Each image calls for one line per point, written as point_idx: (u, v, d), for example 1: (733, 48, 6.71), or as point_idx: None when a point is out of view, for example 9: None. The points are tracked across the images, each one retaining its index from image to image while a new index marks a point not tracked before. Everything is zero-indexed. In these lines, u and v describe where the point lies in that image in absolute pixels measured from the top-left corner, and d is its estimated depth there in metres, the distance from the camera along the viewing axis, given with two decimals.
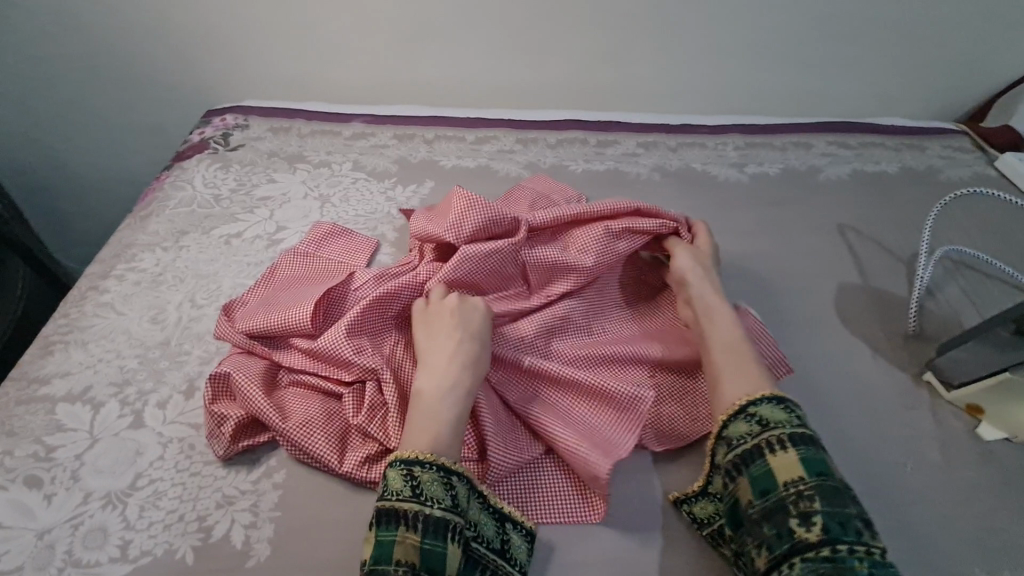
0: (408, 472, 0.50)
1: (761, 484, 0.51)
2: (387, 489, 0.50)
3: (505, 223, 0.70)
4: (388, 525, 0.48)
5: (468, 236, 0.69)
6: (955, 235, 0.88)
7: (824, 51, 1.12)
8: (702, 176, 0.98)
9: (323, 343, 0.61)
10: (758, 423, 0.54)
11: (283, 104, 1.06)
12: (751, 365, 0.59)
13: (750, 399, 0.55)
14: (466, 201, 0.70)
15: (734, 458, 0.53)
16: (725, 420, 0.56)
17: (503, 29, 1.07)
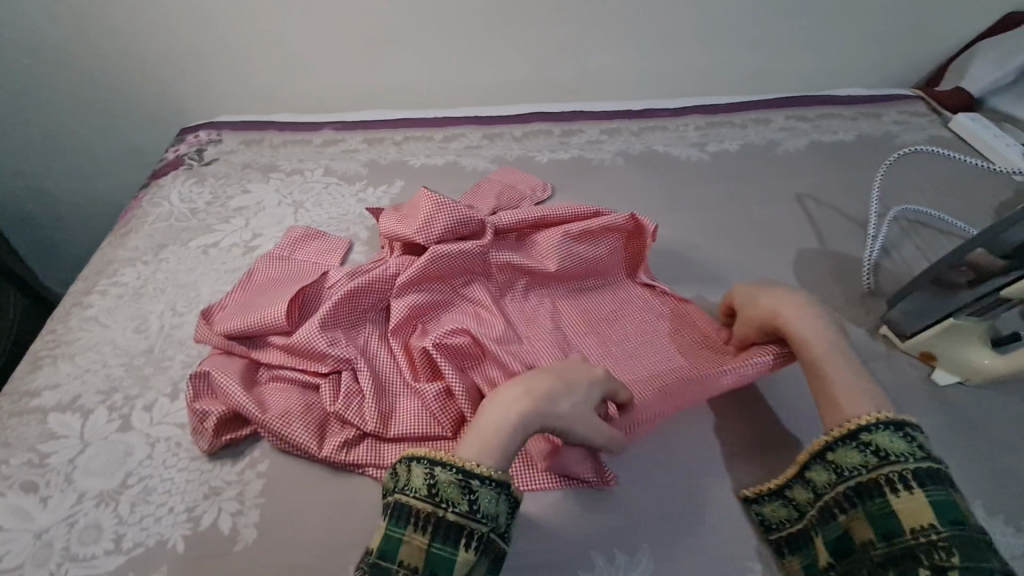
0: (427, 469, 0.46)
1: (883, 526, 0.47)
2: (403, 481, 0.47)
3: (473, 225, 0.73)
4: (397, 520, 0.45)
5: (437, 238, 0.71)
6: (910, 196, 0.91)
7: (778, 28, 1.15)
8: (664, 158, 1.01)
9: (299, 337, 0.64)
10: (874, 455, 0.49)
11: (255, 118, 1.09)
12: (847, 386, 0.55)
13: (864, 425, 0.51)
14: (435, 204, 0.72)
15: (849, 489, 0.50)
16: (832, 444, 0.52)
17: (463, 29, 1.10)
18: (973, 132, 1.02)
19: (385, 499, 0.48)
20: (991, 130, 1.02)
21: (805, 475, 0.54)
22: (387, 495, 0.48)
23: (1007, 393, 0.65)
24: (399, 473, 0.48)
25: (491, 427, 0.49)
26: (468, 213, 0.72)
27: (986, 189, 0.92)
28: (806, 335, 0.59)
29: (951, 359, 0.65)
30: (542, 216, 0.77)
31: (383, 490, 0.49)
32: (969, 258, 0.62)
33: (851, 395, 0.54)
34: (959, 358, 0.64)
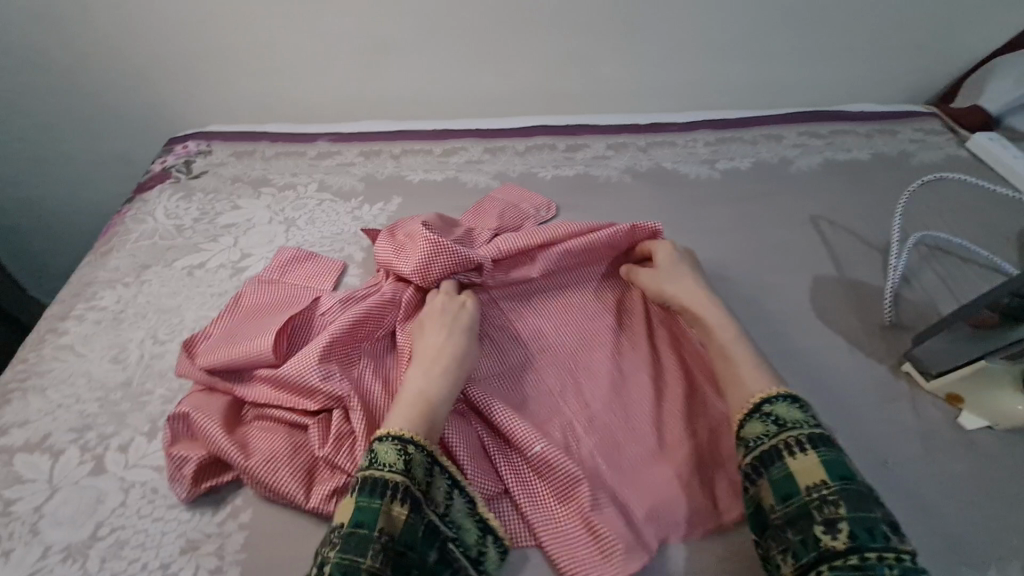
0: (399, 446, 0.50)
1: (782, 488, 0.49)
2: (372, 459, 0.50)
3: (472, 263, 0.68)
4: (371, 492, 0.48)
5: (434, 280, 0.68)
6: (929, 220, 0.87)
7: (790, 41, 1.11)
8: (673, 176, 0.97)
9: (286, 373, 0.60)
10: (774, 423, 0.53)
11: (247, 128, 1.05)
12: (749, 362, 0.59)
13: (764, 398, 0.55)
14: (432, 245, 0.67)
15: (753, 459, 0.52)
16: (742, 419, 0.55)
17: (465, 37, 1.05)
18: (992, 153, 0.98)
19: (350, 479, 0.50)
20: (1011, 151, 0.99)
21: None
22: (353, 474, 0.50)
23: None
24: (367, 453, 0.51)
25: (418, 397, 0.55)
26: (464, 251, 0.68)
27: (1007, 214, 0.88)
28: (712, 320, 0.64)
29: (981, 403, 0.62)
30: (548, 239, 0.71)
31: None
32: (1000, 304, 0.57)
33: (750, 368, 0.58)
34: (989, 404, 0.61)
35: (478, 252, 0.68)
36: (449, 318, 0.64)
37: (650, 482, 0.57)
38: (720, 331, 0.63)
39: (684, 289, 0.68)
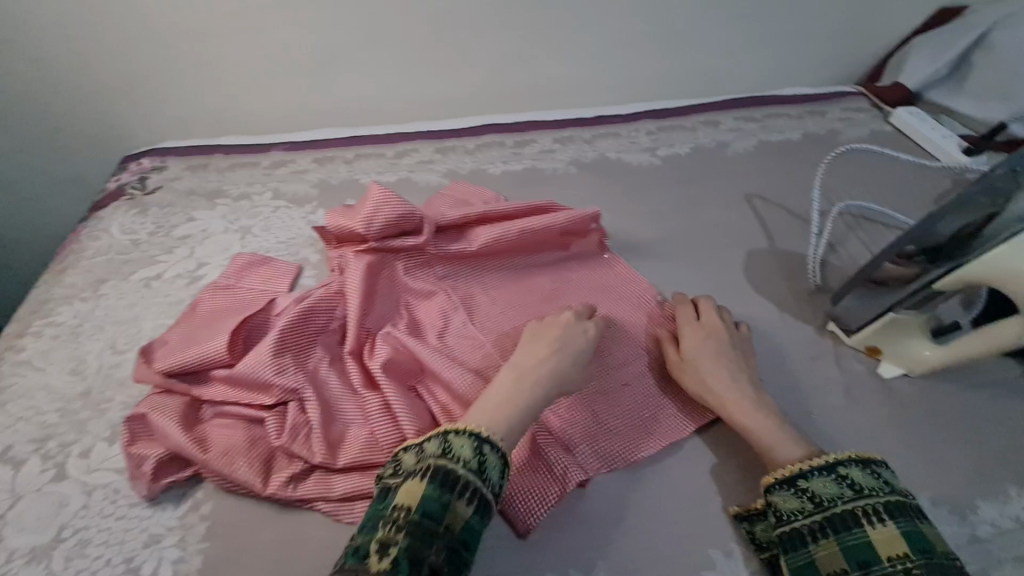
0: (476, 444, 0.52)
1: (860, 555, 0.47)
2: (447, 450, 0.51)
3: (415, 221, 0.74)
4: (442, 486, 0.49)
5: (379, 230, 0.72)
6: (853, 192, 0.93)
7: (722, 33, 1.17)
8: (616, 165, 1.01)
9: (242, 368, 0.62)
10: (851, 488, 0.51)
11: (200, 141, 1.06)
12: (760, 417, 0.59)
13: (802, 471, 0.53)
14: (382, 196, 0.73)
15: (821, 518, 0.50)
16: (809, 472, 0.53)
17: (409, 41, 1.08)
18: (913, 126, 1.05)
19: (417, 462, 0.51)
20: (929, 123, 1.05)
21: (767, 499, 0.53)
22: (419, 458, 0.51)
23: (952, 382, 0.66)
24: (439, 442, 0.52)
25: (503, 399, 0.57)
26: (409, 208, 0.73)
27: (925, 183, 0.95)
28: (715, 380, 0.63)
29: (892, 351, 0.66)
30: (483, 212, 0.79)
31: (406, 460, 0.52)
32: (883, 269, 0.63)
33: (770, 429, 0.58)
34: (900, 350, 0.65)
35: (424, 212, 0.75)
36: (566, 336, 0.66)
37: (598, 424, 0.64)
38: (721, 375, 0.63)
39: (709, 377, 0.64)
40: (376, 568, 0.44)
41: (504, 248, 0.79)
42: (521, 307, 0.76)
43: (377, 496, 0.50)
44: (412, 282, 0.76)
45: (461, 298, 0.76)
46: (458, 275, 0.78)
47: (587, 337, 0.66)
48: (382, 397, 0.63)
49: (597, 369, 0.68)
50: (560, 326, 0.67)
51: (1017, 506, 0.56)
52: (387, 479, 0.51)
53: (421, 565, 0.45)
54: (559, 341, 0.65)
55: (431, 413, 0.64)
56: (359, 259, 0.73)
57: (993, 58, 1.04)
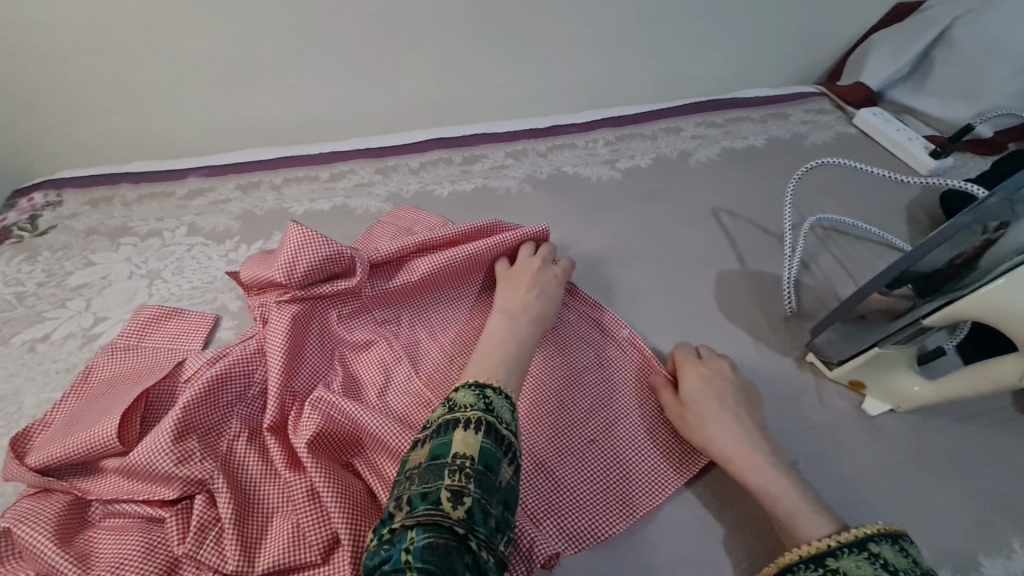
0: (511, 402, 0.50)
1: None
2: (490, 406, 0.48)
3: (345, 262, 0.64)
4: (494, 439, 0.45)
5: (302, 275, 0.63)
6: (822, 203, 0.88)
7: (679, 33, 1.11)
8: (574, 180, 0.94)
9: (134, 459, 0.52)
10: (884, 568, 0.43)
11: (104, 169, 0.93)
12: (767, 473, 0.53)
13: (828, 549, 0.46)
14: (303, 237, 0.63)
15: None
16: (837, 551, 0.46)
17: (339, 51, 0.98)
18: (878, 128, 1.01)
19: (461, 414, 0.46)
20: (894, 124, 1.01)
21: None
22: (463, 411, 0.47)
23: (941, 416, 0.61)
24: (478, 397, 0.48)
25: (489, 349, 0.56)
26: (336, 249, 0.64)
27: (894, 190, 0.91)
28: (717, 428, 0.57)
29: (875, 381, 0.60)
30: (423, 243, 0.70)
31: (444, 414, 0.47)
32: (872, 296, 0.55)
33: (763, 480, 0.53)
34: (884, 379, 0.59)
35: (355, 250, 0.65)
36: (540, 280, 0.66)
37: (567, 493, 0.56)
38: (722, 423, 0.57)
39: (717, 430, 0.57)
40: (453, 516, 0.40)
41: (449, 280, 0.71)
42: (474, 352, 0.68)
43: (420, 451, 0.45)
44: (347, 331, 0.67)
45: (403, 346, 0.67)
46: (401, 319, 0.69)
47: (558, 277, 0.68)
48: (308, 480, 0.53)
49: (564, 422, 0.61)
50: (531, 273, 0.67)
51: (1021, 560, 0.51)
52: (429, 435, 0.46)
53: (494, 515, 0.42)
54: (532, 288, 0.65)
55: (370, 491, 0.55)
56: (281, 310, 0.64)
57: (954, 56, 1.01)
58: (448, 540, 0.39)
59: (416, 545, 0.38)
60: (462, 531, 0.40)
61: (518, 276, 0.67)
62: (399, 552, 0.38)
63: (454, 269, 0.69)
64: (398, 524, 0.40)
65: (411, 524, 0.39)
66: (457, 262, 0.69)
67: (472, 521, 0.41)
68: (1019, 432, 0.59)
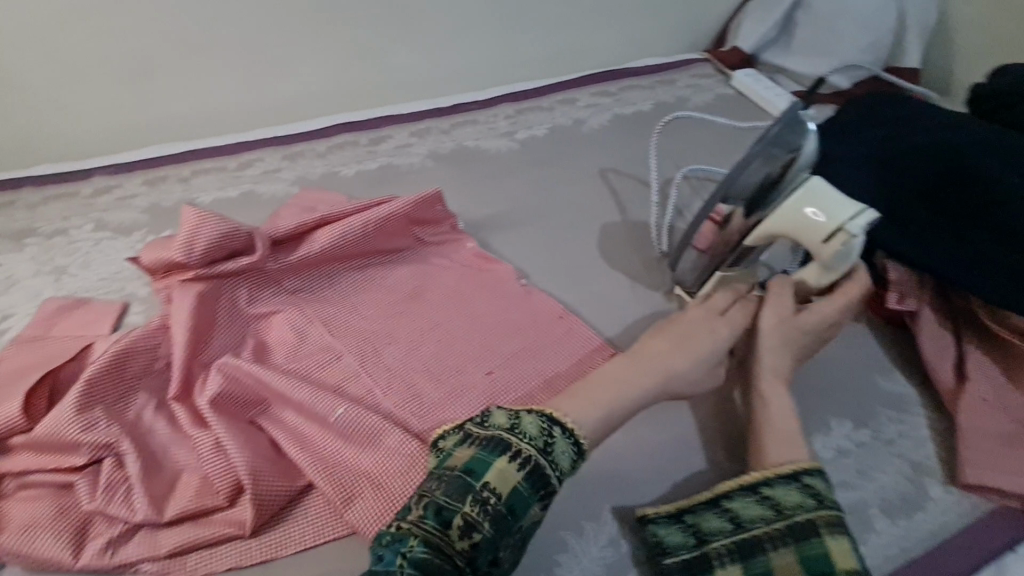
0: (574, 447, 0.52)
1: (816, 565, 0.47)
2: (549, 449, 0.51)
3: (242, 238, 0.68)
4: (531, 482, 0.48)
5: (202, 255, 0.66)
6: (697, 159, 0.97)
7: (569, 10, 1.18)
8: (474, 152, 0.99)
9: (41, 430, 0.55)
10: (814, 497, 0.51)
11: (5, 175, 0.93)
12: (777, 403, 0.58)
13: (765, 479, 0.53)
14: (197, 217, 0.66)
15: (783, 526, 0.50)
16: (773, 480, 0.52)
17: (235, 40, 1.00)
18: (750, 88, 1.10)
19: (517, 444, 0.49)
20: (765, 84, 1.11)
21: (726, 505, 0.53)
22: (522, 441, 0.50)
23: None
24: (543, 432, 0.51)
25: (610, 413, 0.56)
26: (232, 227, 0.67)
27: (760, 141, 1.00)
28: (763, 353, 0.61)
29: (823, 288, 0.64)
30: (321, 217, 0.75)
31: (506, 430, 0.50)
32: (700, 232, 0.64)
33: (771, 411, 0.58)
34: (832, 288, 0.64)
35: (250, 226, 0.69)
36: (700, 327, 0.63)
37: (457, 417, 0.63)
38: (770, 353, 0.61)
39: (768, 353, 0.61)
40: (456, 544, 0.45)
41: (351, 248, 0.75)
42: (378, 312, 0.73)
43: (463, 452, 0.49)
44: (255, 303, 0.70)
45: (312, 311, 0.71)
46: (310, 288, 0.73)
47: (716, 338, 0.62)
48: (212, 435, 0.57)
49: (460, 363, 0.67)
50: (691, 320, 0.63)
51: (837, 436, 0.60)
52: (479, 441, 0.50)
53: (499, 556, 0.46)
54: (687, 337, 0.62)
55: (274, 444, 0.60)
56: (183, 286, 0.66)
57: (812, 16, 1.11)
58: (441, 562, 0.44)
59: (412, 554, 0.44)
60: (459, 561, 0.45)
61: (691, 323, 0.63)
62: (395, 553, 0.44)
63: (352, 238, 0.74)
64: (407, 525, 0.46)
65: (415, 533, 0.45)
66: (355, 231, 0.74)
67: (472, 554, 0.45)
68: (845, 335, 0.70)
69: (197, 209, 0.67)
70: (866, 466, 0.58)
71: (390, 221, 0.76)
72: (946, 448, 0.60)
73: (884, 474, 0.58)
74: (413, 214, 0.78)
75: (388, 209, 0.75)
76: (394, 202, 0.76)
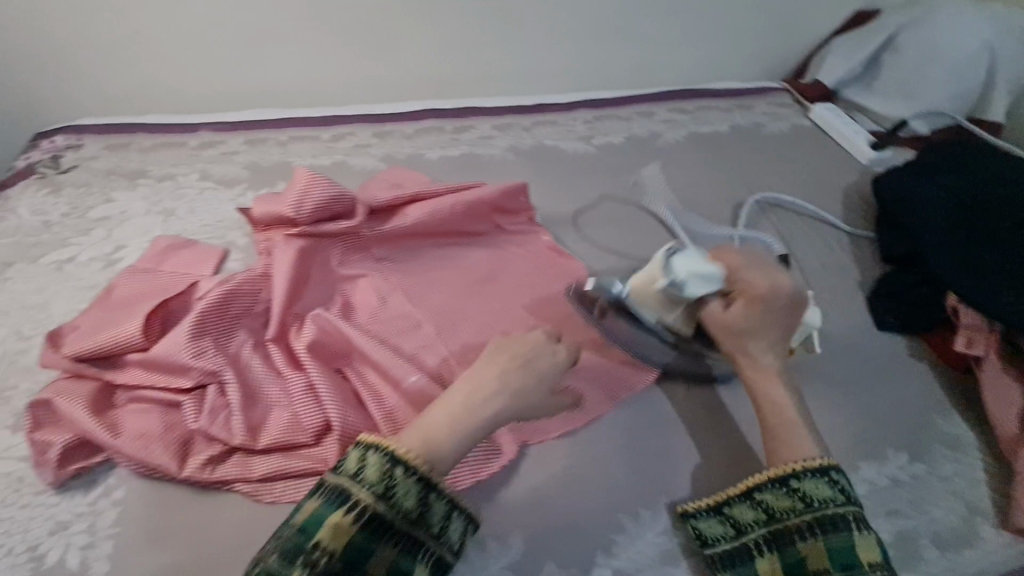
0: (420, 487, 0.50)
1: (841, 557, 0.52)
2: (390, 492, 0.49)
3: (346, 203, 0.74)
4: (374, 527, 0.47)
5: (310, 213, 0.72)
6: (770, 184, 0.99)
7: (657, 26, 1.21)
8: (552, 152, 1.03)
9: (158, 351, 0.61)
10: (840, 492, 0.55)
11: (121, 120, 1.01)
12: (776, 392, 0.61)
13: (792, 472, 0.56)
14: (310, 179, 0.72)
15: (811, 518, 0.54)
16: (800, 472, 0.56)
17: (343, 20, 1.07)
18: (828, 122, 1.12)
19: (356, 494, 0.48)
20: (844, 120, 1.12)
21: (757, 496, 0.57)
22: (362, 490, 0.48)
23: (850, 359, 0.72)
24: (384, 476, 0.49)
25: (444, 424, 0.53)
26: (340, 191, 0.73)
27: (834, 175, 1.02)
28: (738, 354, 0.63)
29: (729, 278, 0.63)
30: (416, 194, 0.80)
31: (345, 480, 0.49)
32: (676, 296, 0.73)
33: (781, 405, 0.61)
34: (736, 275, 0.63)
35: (354, 194, 0.75)
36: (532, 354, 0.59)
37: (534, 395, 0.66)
38: (747, 353, 0.63)
39: (752, 349, 0.63)
40: None
41: (438, 226, 0.80)
42: (456, 288, 0.77)
43: (307, 506, 0.48)
44: (345, 266, 0.75)
45: (396, 280, 0.76)
46: (396, 258, 0.78)
47: (556, 361, 0.59)
48: (306, 378, 0.62)
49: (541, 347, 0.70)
50: (527, 342, 0.60)
51: (894, 465, 0.62)
52: (321, 495, 0.48)
53: None
54: (512, 360, 0.58)
55: (357, 396, 0.64)
56: (287, 240, 0.72)
57: (899, 60, 1.12)
58: None
59: None
60: None
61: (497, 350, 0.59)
62: None
63: (441, 217, 0.79)
64: None
65: None
66: (445, 211, 0.78)
67: None
68: (909, 372, 0.71)
69: (311, 171, 0.73)
70: (921, 498, 0.60)
71: (477, 206, 0.81)
72: (999, 493, 0.62)
73: (937, 508, 0.60)
74: (498, 202, 0.82)
75: (477, 194, 0.80)
76: (483, 190, 0.81)
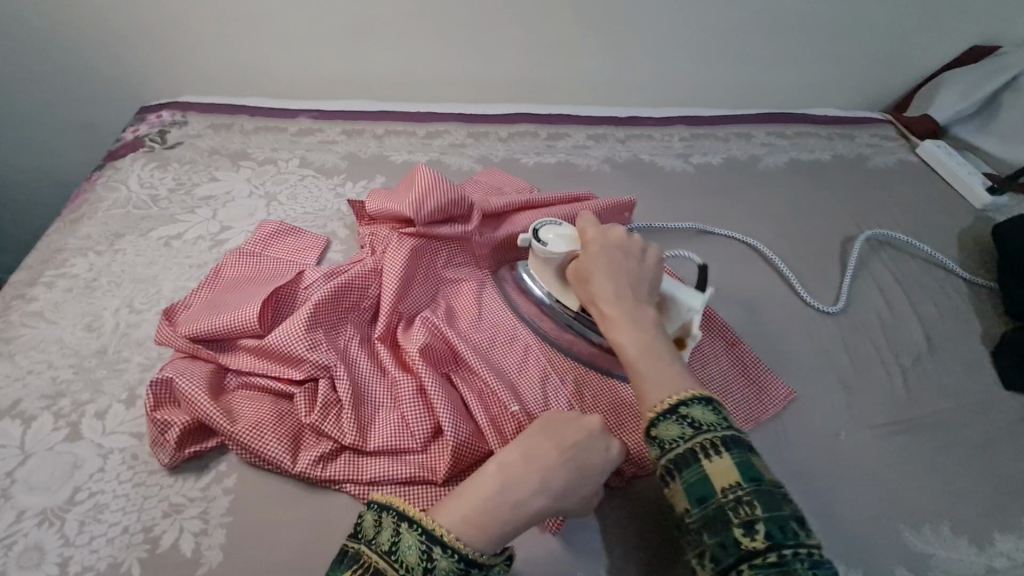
0: (427, 541, 0.42)
1: (699, 492, 0.43)
2: (396, 549, 0.41)
3: (463, 207, 0.73)
4: None
5: (428, 214, 0.70)
6: (878, 221, 0.95)
7: (761, 44, 1.17)
8: (647, 166, 1.01)
9: (273, 340, 0.60)
10: (691, 426, 0.45)
11: (225, 99, 1.02)
12: (631, 334, 0.53)
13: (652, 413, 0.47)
14: (432, 179, 0.71)
15: (665, 462, 0.45)
16: (653, 419, 0.47)
17: (446, 14, 1.05)
18: (939, 159, 1.06)
19: (363, 553, 0.41)
20: (956, 159, 1.06)
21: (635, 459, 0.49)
22: (370, 549, 0.41)
23: (976, 421, 0.68)
24: (391, 531, 0.42)
25: (489, 512, 0.44)
26: (460, 194, 0.72)
27: (947, 218, 0.97)
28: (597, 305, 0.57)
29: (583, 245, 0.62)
30: (528, 200, 0.79)
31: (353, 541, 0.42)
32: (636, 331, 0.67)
33: (642, 349, 0.51)
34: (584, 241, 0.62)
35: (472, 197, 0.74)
36: (581, 446, 0.49)
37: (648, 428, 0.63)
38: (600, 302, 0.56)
39: (602, 293, 0.56)
40: None
41: None
42: None
43: None
44: (449, 269, 0.73)
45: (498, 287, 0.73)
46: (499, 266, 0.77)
47: (607, 458, 0.50)
48: (417, 382, 0.61)
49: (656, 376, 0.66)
50: (580, 427, 0.50)
51: None
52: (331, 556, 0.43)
53: None
54: (557, 446, 0.49)
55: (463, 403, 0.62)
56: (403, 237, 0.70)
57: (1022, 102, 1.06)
58: None
59: None
60: None
61: (538, 431, 0.50)
62: None
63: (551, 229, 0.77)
64: None
65: None
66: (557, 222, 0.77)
67: None
68: None
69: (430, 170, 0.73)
70: None
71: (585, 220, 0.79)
72: None
73: None
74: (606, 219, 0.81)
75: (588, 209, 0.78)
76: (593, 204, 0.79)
